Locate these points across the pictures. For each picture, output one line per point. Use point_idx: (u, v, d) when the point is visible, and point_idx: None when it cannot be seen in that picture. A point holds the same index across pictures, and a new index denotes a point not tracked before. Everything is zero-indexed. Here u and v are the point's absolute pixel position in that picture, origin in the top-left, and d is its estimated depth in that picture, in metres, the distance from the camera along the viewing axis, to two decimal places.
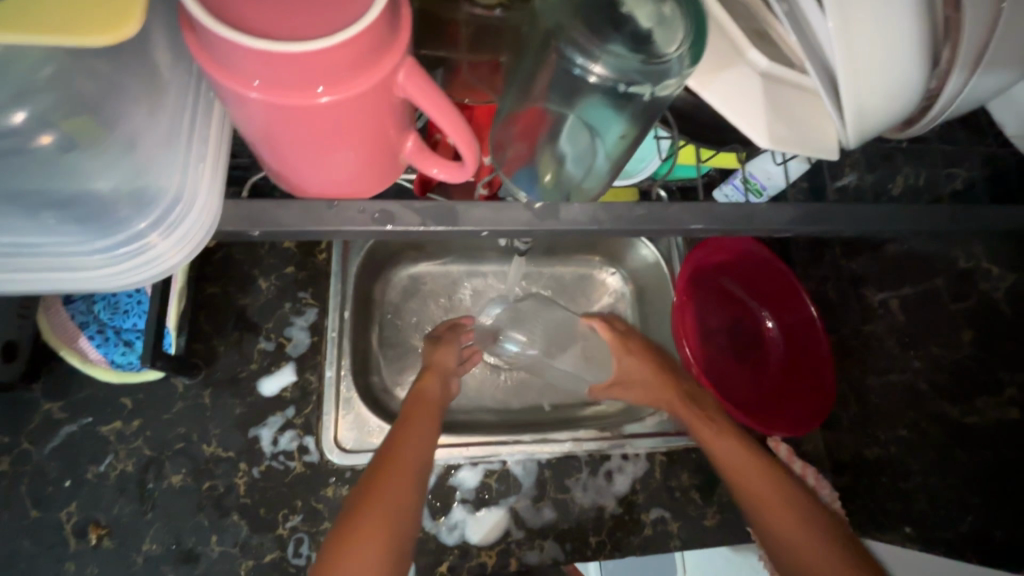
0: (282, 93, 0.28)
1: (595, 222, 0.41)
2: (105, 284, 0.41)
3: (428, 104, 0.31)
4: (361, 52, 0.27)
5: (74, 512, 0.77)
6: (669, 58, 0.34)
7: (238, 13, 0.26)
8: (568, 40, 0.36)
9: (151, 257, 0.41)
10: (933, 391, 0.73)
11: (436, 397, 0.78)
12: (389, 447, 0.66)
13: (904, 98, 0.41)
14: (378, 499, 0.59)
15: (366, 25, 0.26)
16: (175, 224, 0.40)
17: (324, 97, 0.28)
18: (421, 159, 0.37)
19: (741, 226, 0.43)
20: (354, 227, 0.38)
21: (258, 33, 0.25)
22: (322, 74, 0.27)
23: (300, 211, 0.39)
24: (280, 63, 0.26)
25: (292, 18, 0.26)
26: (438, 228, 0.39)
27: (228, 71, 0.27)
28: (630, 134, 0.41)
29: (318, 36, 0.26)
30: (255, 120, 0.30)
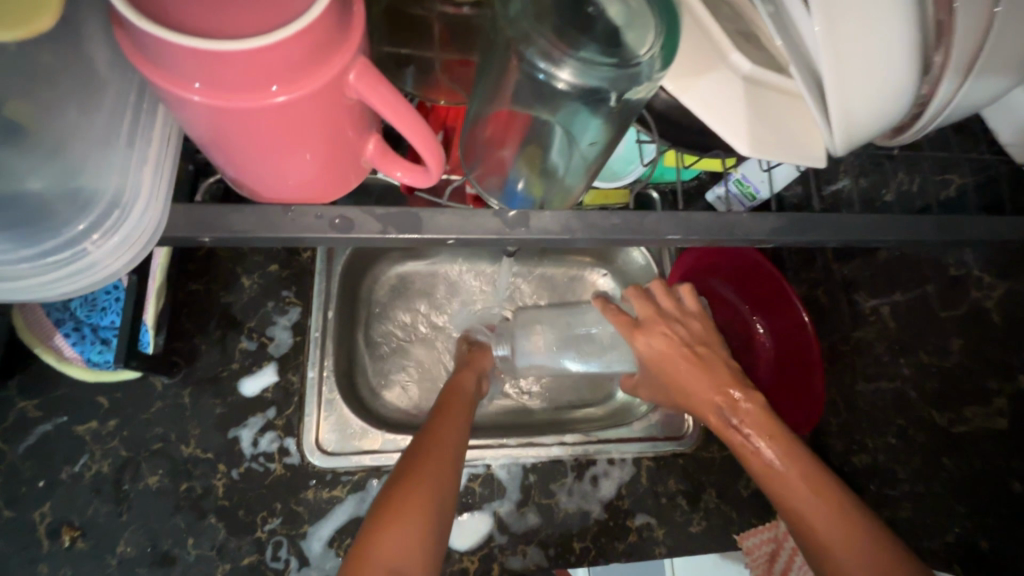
0: (225, 96, 0.26)
1: (567, 231, 0.39)
2: (36, 294, 0.38)
3: (382, 106, 0.30)
4: (307, 50, 0.26)
5: (48, 513, 0.76)
6: (639, 60, 0.33)
7: (172, 14, 0.24)
8: (528, 42, 0.33)
9: (86, 265, 0.39)
10: (923, 400, 0.72)
11: (471, 388, 0.80)
12: (429, 430, 0.66)
13: (894, 103, 0.39)
14: (419, 474, 0.59)
15: (309, 21, 0.24)
16: (114, 230, 0.39)
17: (273, 98, 0.27)
18: (385, 162, 0.35)
19: (721, 235, 0.41)
20: (312, 234, 0.37)
21: (195, 32, 0.24)
22: (267, 74, 0.26)
23: (254, 217, 0.37)
24: (220, 63, 0.25)
25: (232, 18, 0.25)
26: (399, 236, 0.38)
27: (168, 73, 0.26)
28: (607, 137, 0.39)
29: (258, 34, 0.24)
30: (200, 124, 0.29)
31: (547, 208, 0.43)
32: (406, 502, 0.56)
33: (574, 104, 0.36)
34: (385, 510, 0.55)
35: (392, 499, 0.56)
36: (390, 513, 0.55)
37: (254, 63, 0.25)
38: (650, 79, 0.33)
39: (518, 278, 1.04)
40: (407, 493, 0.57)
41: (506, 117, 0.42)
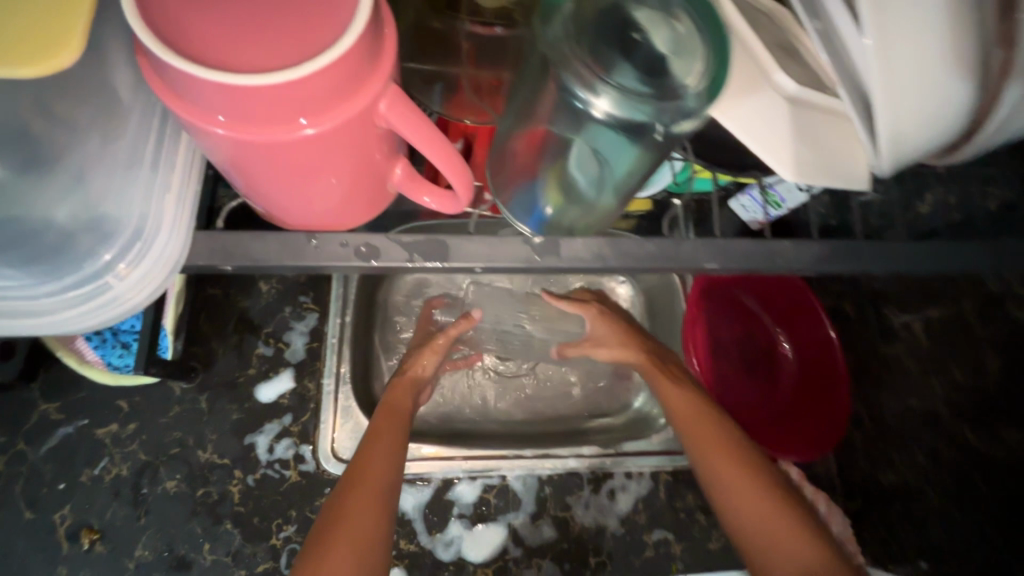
0: (250, 129, 0.25)
1: (599, 259, 0.38)
2: (57, 328, 0.38)
3: (412, 134, 0.28)
4: (336, 81, 0.24)
5: (68, 515, 0.76)
6: (686, 92, 0.32)
7: (198, 46, 0.23)
8: (565, 66, 0.32)
9: (108, 299, 0.38)
10: (956, 416, 0.69)
11: (406, 406, 0.75)
12: (355, 473, 0.63)
13: (943, 126, 0.37)
14: (341, 528, 0.57)
15: (340, 53, 0.23)
16: (135, 261, 0.38)
17: (298, 130, 0.26)
18: (413, 186, 0.34)
19: (760, 265, 0.40)
20: (337, 262, 0.36)
21: (222, 66, 0.23)
22: (294, 106, 0.25)
23: (276, 244, 0.36)
24: (246, 97, 0.24)
25: (259, 50, 0.24)
26: (426, 264, 0.37)
27: (192, 105, 0.25)
28: (636, 167, 0.38)
29: (287, 66, 0.23)
30: (224, 155, 0.28)
31: (575, 233, 0.42)
32: (337, 539, 0.56)
33: (597, 126, 0.34)
34: (317, 547, 0.55)
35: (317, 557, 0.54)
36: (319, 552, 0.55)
37: (280, 97, 0.24)
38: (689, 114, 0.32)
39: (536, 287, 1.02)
40: (338, 536, 0.56)
41: (539, 139, 0.40)
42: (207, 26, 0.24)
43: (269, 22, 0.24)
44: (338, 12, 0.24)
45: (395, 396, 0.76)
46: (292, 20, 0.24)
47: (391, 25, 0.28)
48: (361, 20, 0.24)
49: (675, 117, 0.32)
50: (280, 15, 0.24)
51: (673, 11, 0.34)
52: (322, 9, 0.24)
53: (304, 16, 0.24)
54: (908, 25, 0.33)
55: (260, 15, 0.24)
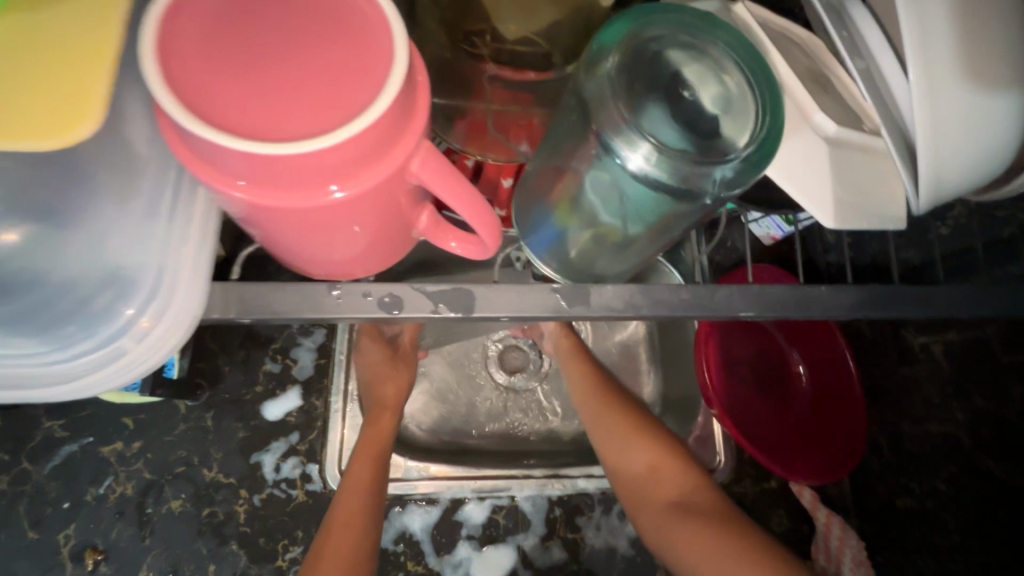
0: (276, 194, 0.24)
1: (629, 307, 0.36)
2: (75, 393, 0.35)
3: (443, 188, 0.27)
4: (366, 146, 0.23)
5: (72, 535, 0.75)
6: (732, 157, 0.30)
7: (224, 112, 0.22)
8: (604, 116, 0.31)
9: (124, 362, 0.36)
10: (976, 446, 0.65)
11: (388, 435, 0.71)
12: (331, 530, 0.62)
13: (990, 165, 0.35)
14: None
15: (372, 120, 0.22)
16: (152, 322, 0.36)
17: (324, 195, 0.24)
18: (437, 232, 0.32)
19: (797, 312, 0.38)
20: (360, 313, 0.35)
21: (246, 133, 0.22)
22: (321, 172, 0.23)
23: (298, 296, 0.35)
24: (272, 165, 0.22)
25: (288, 115, 0.22)
26: (452, 315, 0.35)
27: (214, 170, 0.23)
28: (671, 214, 0.36)
29: (318, 133, 0.22)
30: (247, 216, 0.27)
31: (606, 280, 0.42)
32: None
33: (628, 177, 0.33)
34: None
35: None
36: None
37: (308, 164, 0.23)
38: (737, 176, 0.30)
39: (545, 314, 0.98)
40: None
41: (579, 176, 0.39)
42: (232, 88, 0.23)
43: (297, 85, 0.23)
44: (370, 74, 0.23)
45: (374, 429, 0.71)
46: (321, 82, 0.23)
47: (424, 79, 0.26)
48: (396, 85, 0.23)
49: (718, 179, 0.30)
50: (308, 76, 0.23)
51: (722, 61, 0.32)
52: (354, 70, 0.23)
53: (334, 78, 0.23)
54: (957, 67, 0.32)
55: (287, 76, 0.23)
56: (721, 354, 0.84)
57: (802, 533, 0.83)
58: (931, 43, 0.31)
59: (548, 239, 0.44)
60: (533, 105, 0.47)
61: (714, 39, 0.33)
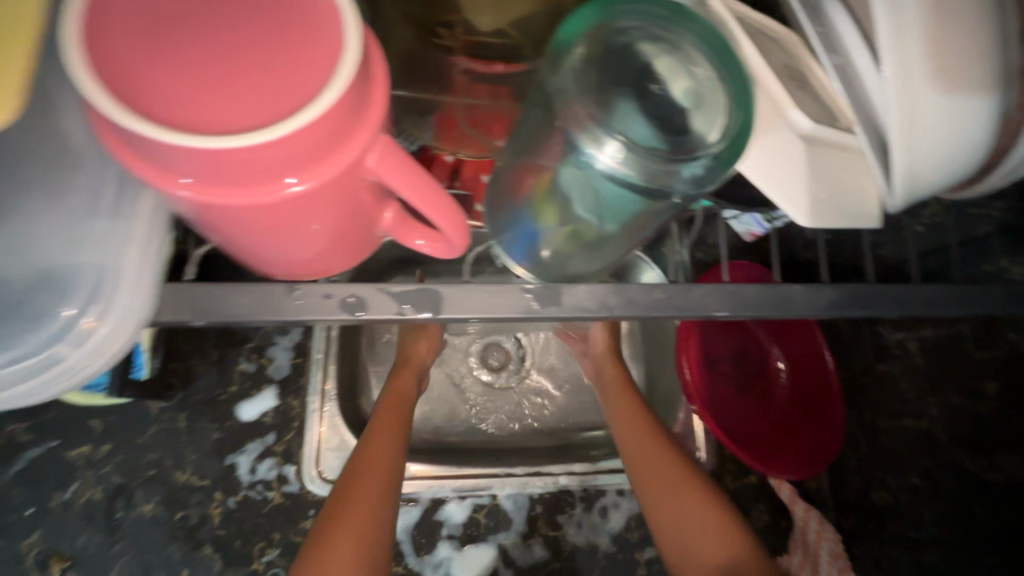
0: (222, 192, 0.23)
1: (603, 307, 0.36)
2: (6, 403, 0.33)
3: (403, 184, 0.26)
4: (317, 139, 0.22)
5: (37, 542, 0.73)
6: (704, 154, 0.29)
7: (160, 105, 0.21)
8: (570, 117, 0.30)
9: (59, 372, 0.33)
10: (951, 442, 0.66)
11: (410, 393, 0.72)
12: (358, 464, 0.60)
13: (963, 162, 0.35)
14: (341, 517, 0.54)
15: (321, 110, 0.21)
16: (90, 330, 0.33)
17: (274, 191, 0.23)
18: (403, 229, 0.31)
19: (773, 311, 0.38)
20: (319, 317, 0.34)
21: (186, 127, 0.21)
22: (270, 167, 0.22)
23: (253, 298, 0.34)
24: (214, 159, 0.21)
25: (230, 106, 0.21)
26: (417, 316, 0.35)
27: (154, 167, 0.22)
28: (644, 211, 0.35)
29: (261, 125, 0.21)
30: (194, 216, 0.25)
31: (578, 281, 0.43)
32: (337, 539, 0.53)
33: (599, 177, 0.32)
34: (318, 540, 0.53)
35: (319, 542, 0.53)
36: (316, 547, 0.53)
37: (255, 158, 0.22)
38: (710, 172, 0.30)
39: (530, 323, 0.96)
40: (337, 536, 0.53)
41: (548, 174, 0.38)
42: (171, 81, 0.21)
43: (242, 76, 0.22)
44: (319, 64, 0.22)
45: (398, 384, 0.72)
46: (266, 73, 0.22)
47: (379, 69, 0.25)
48: (345, 75, 0.22)
49: (690, 176, 0.30)
50: (253, 66, 0.22)
51: (692, 54, 0.32)
52: (301, 60, 0.22)
53: (280, 68, 0.22)
54: (928, 63, 0.32)
55: (230, 67, 0.22)
56: (703, 351, 0.83)
57: (782, 527, 0.83)
58: (904, 38, 0.31)
59: (522, 242, 0.44)
60: (505, 98, 0.45)
61: (683, 31, 0.32)
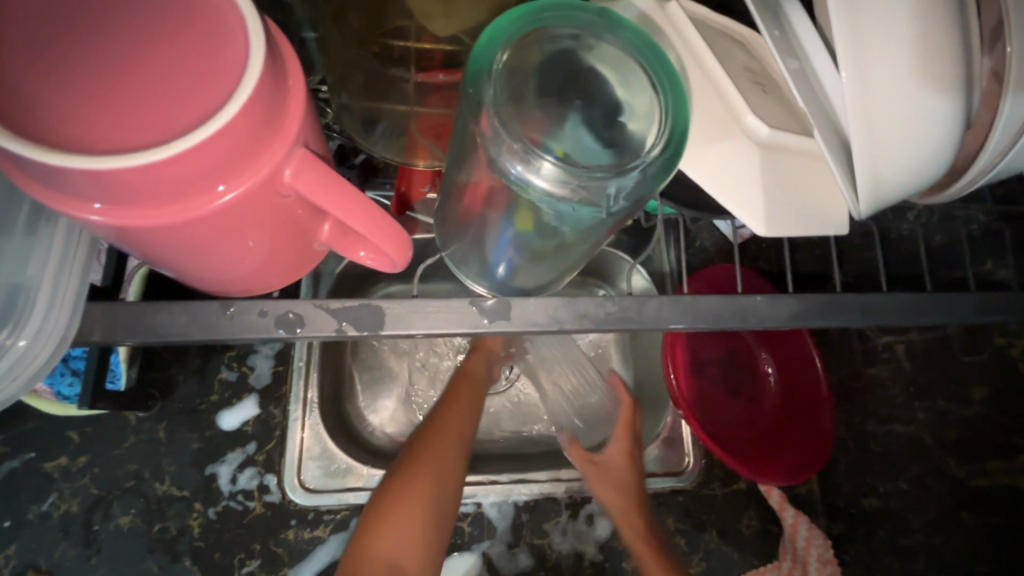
0: (129, 213, 0.22)
1: (554, 322, 0.35)
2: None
3: (326, 198, 0.25)
4: (223, 154, 0.21)
5: (13, 555, 0.72)
6: (639, 164, 0.28)
7: (54, 127, 0.20)
8: (497, 142, 0.29)
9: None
10: (938, 443, 0.70)
11: (482, 375, 0.73)
12: (425, 442, 0.62)
13: (928, 169, 0.34)
14: (414, 476, 0.59)
15: (221, 125, 0.20)
16: (6, 350, 0.31)
17: (187, 210, 0.22)
18: (344, 243, 0.29)
19: (732, 322, 0.37)
20: (256, 336, 0.33)
21: (83, 151, 0.20)
22: (179, 186, 0.21)
23: (185, 317, 0.33)
24: (114, 181, 0.20)
25: (125, 125, 0.20)
26: (358, 335, 0.34)
27: (59, 193, 0.21)
28: (593, 225, 0.34)
29: (158, 143, 0.20)
30: (113, 239, 0.24)
31: (529, 295, 0.42)
32: (398, 510, 0.57)
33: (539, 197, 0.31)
34: (383, 505, 0.58)
35: (388, 507, 0.57)
36: (379, 515, 0.57)
37: (158, 178, 0.21)
38: (647, 179, 0.29)
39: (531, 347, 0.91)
40: (398, 505, 0.57)
41: (487, 186, 0.36)
42: (65, 102, 0.21)
43: (140, 91, 0.21)
44: (220, 76, 0.21)
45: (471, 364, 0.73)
46: (165, 89, 0.21)
47: (295, 79, 0.24)
48: (249, 86, 0.21)
49: (627, 187, 0.29)
50: (151, 82, 0.21)
51: (626, 61, 0.31)
52: (202, 74, 0.21)
53: (181, 83, 0.21)
54: (881, 71, 0.31)
55: (126, 84, 0.21)
56: (688, 354, 0.82)
57: (773, 533, 0.78)
58: (853, 44, 0.30)
59: (482, 264, 0.44)
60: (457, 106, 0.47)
61: (616, 37, 0.31)
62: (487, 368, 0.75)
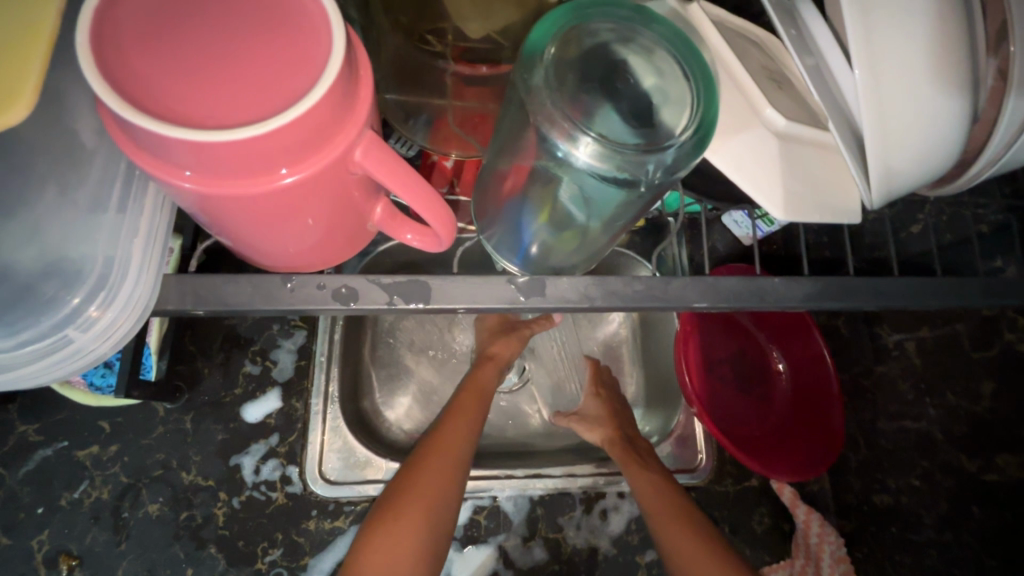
0: (220, 182, 0.25)
1: (585, 299, 0.37)
2: (14, 382, 0.33)
3: (387, 179, 0.28)
4: (306, 134, 0.24)
5: (46, 540, 0.74)
6: (671, 144, 0.31)
7: (160, 102, 0.23)
8: (544, 116, 0.31)
9: (69, 353, 0.34)
10: (948, 442, 0.67)
11: (490, 387, 0.74)
12: (427, 454, 0.64)
13: (939, 160, 0.36)
14: (411, 495, 0.61)
15: (308, 106, 0.23)
16: (95, 315, 0.34)
17: (270, 182, 0.25)
18: (394, 225, 0.33)
19: (753, 303, 0.39)
20: (313, 306, 0.35)
21: (186, 125, 0.22)
22: (265, 159, 0.24)
23: (249, 287, 0.36)
24: (211, 152, 0.23)
25: (224, 105, 0.23)
26: (406, 306, 0.36)
27: (158, 160, 0.24)
28: (623, 208, 0.37)
29: (253, 121, 0.22)
30: (198, 207, 0.27)
31: (562, 275, 0.44)
32: (394, 526, 0.59)
33: (581, 174, 0.34)
34: (379, 521, 0.60)
35: (383, 523, 0.59)
36: (378, 529, 0.59)
37: (248, 151, 0.23)
38: (680, 160, 0.31)
39: (532, 353, 0.93)
40: (397, 520, 0.59)
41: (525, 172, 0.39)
42: (171, 81, 0.23)
43: (235, 76, 0.23)
44: (307, 66, 0.24)
45: (480, 372, 0.75)
46: (258, 75, 0.23)
47: (365, 71, 0.27)
48: (332, 74, 0.23)
49: (657, 167, 0.31)
50: (247, 67, 0.24)
51: (661, 54, 0.33)
52: (291, 63, 0.24)
53: (271, 69, 0.24)
54: (896, 65, 0.33)
55: (226, 69, 0.23)
56: (702, 354, 0.83)
57: (784, 530, 0.79)
58: (872, 40, 0.32)
59: (516, 249, 0.46)
60: (491, 100, 0.49)
61: (650, 34, 0.33)
62: (498, 375, 0.76)
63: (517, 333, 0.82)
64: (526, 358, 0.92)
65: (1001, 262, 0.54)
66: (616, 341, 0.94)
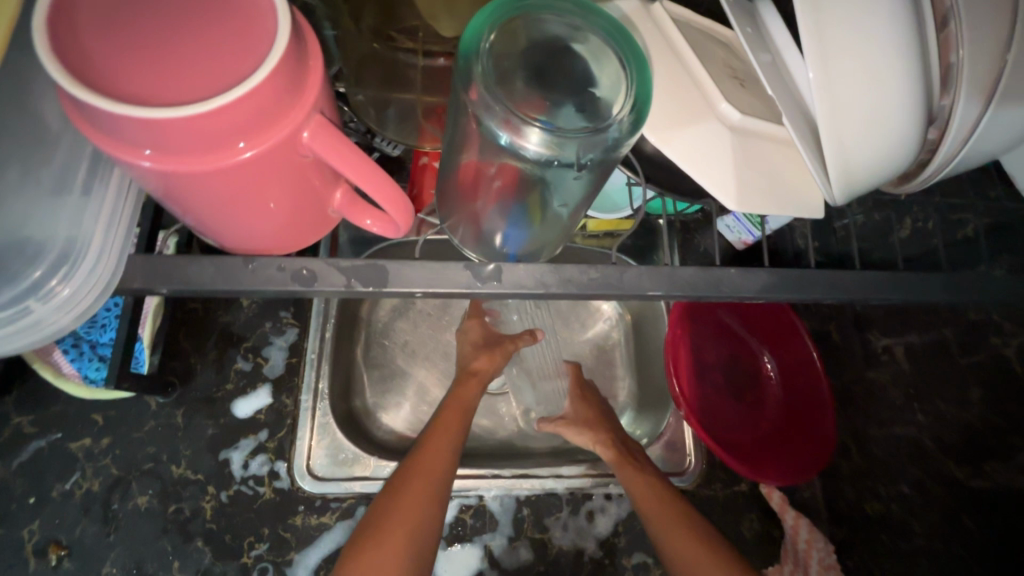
0: (176, 161, 0.26)
1: (541, 286, 0.38)
2: None
3: (339, 161, 0.29)
4: (253, 111, 0.25)
5: (36, 530, 0.75)
6: (612, 123, 0.32)
7: (112, 83, 0.24)
8: (487, 110, 0.32)
9: (31, 324, 0.36)
10: (939, 450, 0.63)
11: (470, 402, 0.75)
12: (416, 465, 0.65)
13: (896, 155, 0.37)
14: (399, 505, 0.62)
15: (251, 86, 0.24)
16: (58, 291, 0.36)
17: (224, 160, 0.26)
18: (355, 211, 0.34)
19: (708, 292, 0.40)
20: (273, 288, 0.37)
21: (138, 104, 0.24)
22: (214, 137, 0.25)
23: (212, 269, 0.37)
24: (162, 129, 0.24)
25: (174, 85, 0.24)
26: (364, 290, 0.37)
27: (115, 139, 0.25)
28: (574, 190, 0.38)
29: (200, 100, 0.24)
30: (158, 187, 0.28)
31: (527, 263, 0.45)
32: (382, 539, 0.60)
33: (529, 164, 0.35)
34: (367, 539, 0.60)
35: (370, 537, 0.60)
36: (365, 542, 0.60)
37: (200, 128, 0.24)
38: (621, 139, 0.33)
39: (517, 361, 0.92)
40: (384, 534, 0.60)
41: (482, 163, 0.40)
42: (124, 64, 0.24)
43: (185, 58, 0.25)
44: (253, 50, 0.25)
45: (461, 392, 0.76)
46: (206, 57, 0.25)
47: (316, 59, 0.28)
48: (275, 56, 0.25)
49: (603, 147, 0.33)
50: (196, 51, 0.25)
51: (597, 42, 0.34)
52: (238, 47, 0.25)
53: (219, 53, 0.25)
54: (845, 58, 0.34)
55: (177, 52, 0.25)
56: (692, 356, 0.84)
57: (773, 536, 0.79)
58: (818, 35, 0.33)
59: (481, 242, 0.47)
60: None
61: (586, 24, 0.34)
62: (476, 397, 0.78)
63: (500, 348, 0.84)
64: (516, 360, 0.92)
65: (980, 265, 0.54)
66: (608, 343, 0.95)
